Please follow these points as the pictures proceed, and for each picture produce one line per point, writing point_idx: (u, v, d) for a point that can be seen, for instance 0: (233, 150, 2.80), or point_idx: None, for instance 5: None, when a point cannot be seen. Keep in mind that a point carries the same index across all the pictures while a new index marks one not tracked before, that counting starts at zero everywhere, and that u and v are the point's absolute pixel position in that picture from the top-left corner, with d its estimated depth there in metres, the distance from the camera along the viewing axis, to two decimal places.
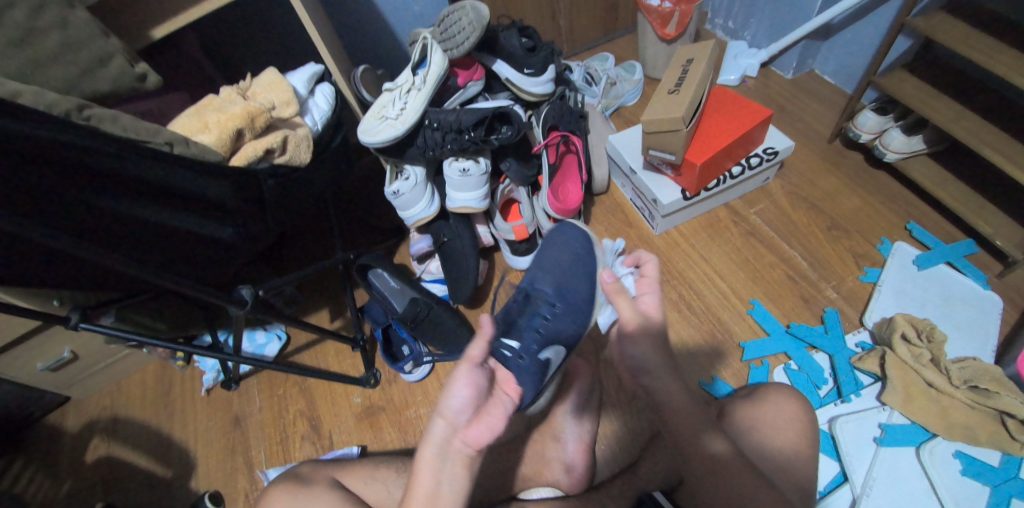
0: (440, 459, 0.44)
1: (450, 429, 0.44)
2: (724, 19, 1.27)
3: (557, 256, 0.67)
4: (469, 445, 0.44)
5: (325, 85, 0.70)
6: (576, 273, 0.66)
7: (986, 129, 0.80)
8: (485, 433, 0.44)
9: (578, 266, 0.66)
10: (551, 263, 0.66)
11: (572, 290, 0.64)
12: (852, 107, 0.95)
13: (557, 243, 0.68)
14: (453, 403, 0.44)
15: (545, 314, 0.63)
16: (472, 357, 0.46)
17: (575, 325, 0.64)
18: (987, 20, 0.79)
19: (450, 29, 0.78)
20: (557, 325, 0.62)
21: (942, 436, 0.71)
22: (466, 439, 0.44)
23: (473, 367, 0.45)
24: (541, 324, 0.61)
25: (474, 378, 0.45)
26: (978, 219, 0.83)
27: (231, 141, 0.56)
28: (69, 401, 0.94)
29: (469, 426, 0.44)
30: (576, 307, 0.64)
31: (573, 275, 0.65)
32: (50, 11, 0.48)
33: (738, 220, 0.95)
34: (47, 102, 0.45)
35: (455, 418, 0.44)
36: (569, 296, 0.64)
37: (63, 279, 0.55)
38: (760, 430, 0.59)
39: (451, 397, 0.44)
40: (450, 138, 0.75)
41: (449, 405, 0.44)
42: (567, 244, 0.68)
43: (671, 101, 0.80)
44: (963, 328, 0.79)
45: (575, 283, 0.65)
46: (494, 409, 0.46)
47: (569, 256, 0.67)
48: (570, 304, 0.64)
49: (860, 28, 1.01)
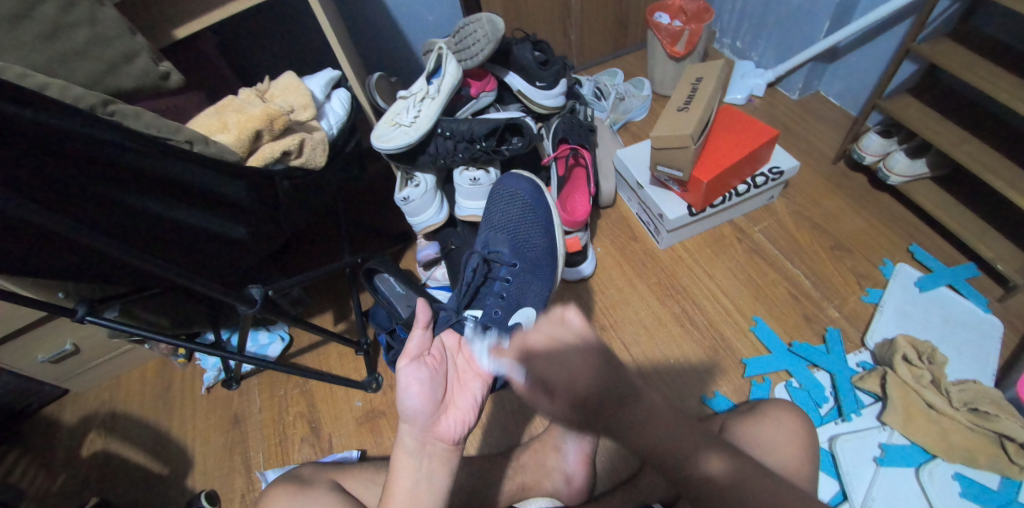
0: (418, 459, 0.46)
1: (418, 431, 0.47)
2: (732, 39, 1.29)
3: (506, 212, 0.74)
4: (441, 439, 0.47)
5: (342, 91, 0.71)
6: (525, 224, 0.73)
7: (988, 154, 0.81)
8: (452, 424, 0.48)
9: (530, 221, 0.73)
10: (503, 220, 0.74)
11: (528, 245, 0.72)
12: (857, 129, 0.97)
13: (505, 197, 0.75)
14: (407, 406, 0.46)
15: (505, 274, 0.69)
16: (409, 352, 0.49)
17: (540, 280, 0.71)
18: (992, 49, 0.81)
19: (465, 40, 0.80)
20: (519, 281, 0.69)
21: (941, 457, 0.71)
22: (436, 436, 0.47)
23: (414, 362, 0.48)
24: (503, 286, 0.68)
25: (418, 373, 0.48)
26: (979, 243, 0.83)
27: (249, 142, 0.58)
28: (67, 394, 0.94)
29: (433, 421, 0.47)
30: (536, 261, 0.72)
31: (524, 228, 0.73)
32: (81, 7, 0.49)
33: (742, 237, 0.96)
34: (74, 95, 0.46)
35: (418, 419, 0.46)
36: (526, 252, 0.72)
37: (73, 272, 0.56)
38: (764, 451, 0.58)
39: (403, 400, 0.46)
40: (461, 147, 0.76)
41: (407, 408, 0.46)
42: (515, 195, 0.75)
43: (680, 118, 0.81)
44: (964, 351, 0.79)
45: (528, 233, 0.73)
46: (459, 403, 0.50)
47: (519, 210, 0.74)
48: (530, 258, 0.72)
49: (866, 52, 1.03)
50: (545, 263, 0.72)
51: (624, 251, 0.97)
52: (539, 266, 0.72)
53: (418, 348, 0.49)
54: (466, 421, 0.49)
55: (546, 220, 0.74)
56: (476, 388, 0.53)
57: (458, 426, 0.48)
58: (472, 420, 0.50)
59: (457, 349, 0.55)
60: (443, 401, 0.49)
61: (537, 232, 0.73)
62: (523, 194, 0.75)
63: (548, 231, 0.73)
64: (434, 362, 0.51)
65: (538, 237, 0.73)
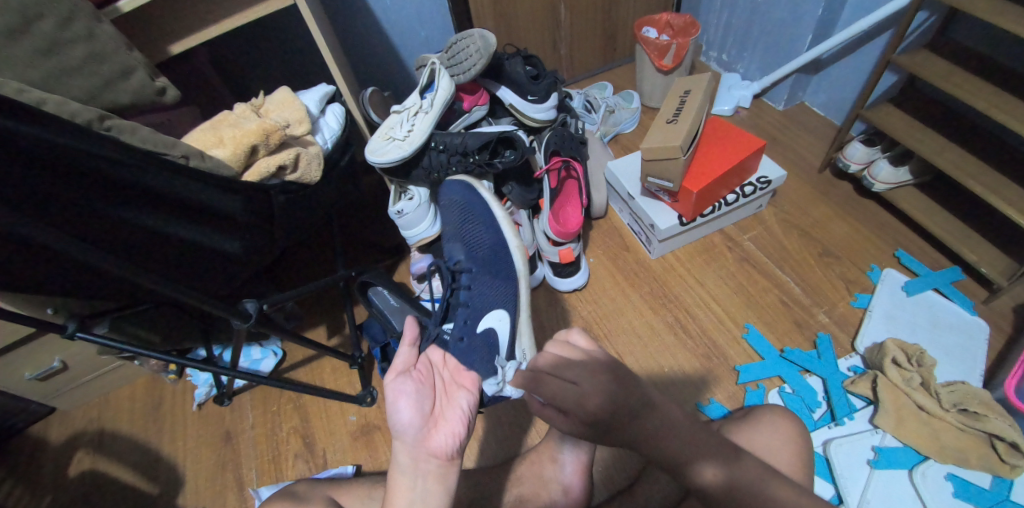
0: (412, 479, 0.44)
1: (410, 447, 0.45)
2: (718, 52, 1.33)
3: (456, 217, 0.72)
4: (432, 451, 0.45)
5: (336, 106, 0.72)
6: (472, 223, 0.70)
7: (968, 161, 0.83)
8: (441, 435, 0.47)
9: (478, 221, 0.70)
10: (457, 226, 0.71)
11: (478, 245, 0.68)
12: (841, 138, 0.99)
13: (452, 204, 0.74)
14: (397, 419, 0.46)
15: (463, 280, 0.65)
16: (397, 367, 0.51)
17: (500, 279, 0.66)
18: (969, 59, 0.83)
19: (457, 56, 0.81)
20: (475, 285, 0.65)
21: (934, 458, 0.71)
22: (428, 451, 0.45)
23: (398, 375, 0.50)
24: (468, 294, 0.63)
25: (405, 385, 0.49)
26: (963, 247, 0.85)
27: (245, 157, 0.58)
28: (55, 413, 0.93)
29: (423, 435, 0.46)
30: (491, 259, 0.67)
31: (472, 228, 0.70)
32: (78, 24, 0.49)
33: (732, 245, 0.98)
34: (71, 111, 0.46)
35: (406, 432, 0.46)
36: (480, 254, 0.67)
37: (65, 288, 0.55)
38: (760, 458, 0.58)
39: (393, 413, 0.47)
40: (455, 160, 0.77)
41: (395, 424, 0.46)
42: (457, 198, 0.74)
43: (669, 130, 0.83)
44: (952, 354, 0.80)
45: (478, 228, 0.69)
46: (447, 415, 0.49)
47: (458, 214, 0.72)
48: (482, 259, 0.67)
49: (848, 64, 1.06)
50: (502, 257, 0.67)
51: (616, 261, 0.98)
52: (493, 265, 0.67)
53: (405, 362, 0.52)
54: (457, 433, 0.47)
55: (489, 217, 0.70)
56: (463, 401, 0.52)
57: (450, 438, 0.47)
58: (463, 430, 0.48)
59: (443, 365, 0.57)
60: (432, 413, 0.49)
61: (482, 231, 0.69)
62: (466, 196, 0.73)
63: (493, 226, 0.69)
64: (421, 375, 0.52)
65: (484, 236, 0.69)
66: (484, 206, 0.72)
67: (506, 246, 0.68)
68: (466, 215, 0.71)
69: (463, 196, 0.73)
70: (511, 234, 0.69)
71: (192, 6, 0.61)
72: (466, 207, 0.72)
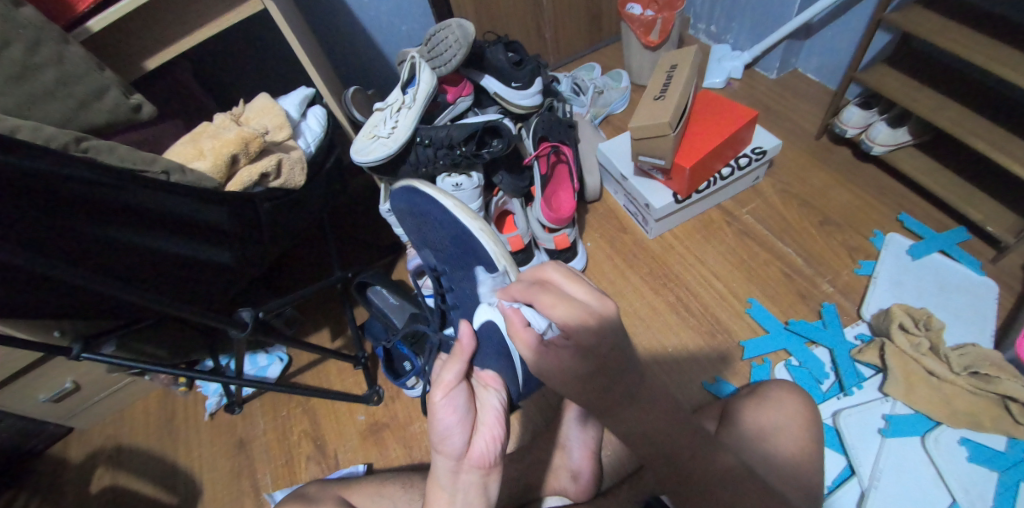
0: (451, 492, 0.44)
1: (452, 461, 0.45)
2: (707, 23, 1.30)
3: (413, 222, 0.74)
4: (476, 464, 0.45)
5: (317, 108, 0.71)
6: (428, 222, 0.71)
7: (968, 117, 0.81)
8: (484, 445, 0.45)
9: (432, 219, 0.71)
10: (417, 228, 0.74)
11: (441, 247, 0.70)
12: (837, 103, 0.97)
13: (406, 211, 0.75)
14: (444, 436, 0.45)
15: (445, 283, 0.70)
16: (446, 382, 0.48)
17: (474, 267, 0.67)
18: (963, 12, 0.81)
19: (437, 47, 0.79)
20: (456, 283, 0.69)
21: (946, 424, 0.71)
22: (471, 461, 0.45)
23: (450, 390, 0.47)
24: (453, 296, 0.69)
25: (453, 401, 0.47)
26: (966, 205, 0.84)
27: (226, 167, 0.58)
28: (71, 432, 0.94)
29: (468, 447, 0.45)
30: (459, 252, 0.68)
31: (428, 226, 0.71)
32: (46, 47, 0.49)
33: (731, 220, 0.96)
34: (46, 136, 0.46)
35: (452, 447, 0.45)
36: (447, 254, 0.70)
37: (64, 311, 0.56)
38: (769, 436, 0.58)
39: (439, 430, 0.45)
40: (442, 154, 0.76)
41: (442, 438, 0.45)
42: (405, 201, 0.74)
43: (659, 107, 0.81)
44: (959, 314, 0.79)
45: (432, 221, 0.70)
46: (485, 419, 0.48)
47: (414, 220, 0.74)
48: (449, 256, 0.69)
49: (840, 26, 1.03)
50: (469, 248, 0.67)
51: (615, 244, 0.97)
52: (461, 258, 0.68)
53: (455, 377, 0.48)
54: (499, 436, 0.46)
55: (439, 212, 0.70)
56: (495, 400, 0.50)
57: (493, 444, 0.46)
58: (504, 433, 0.47)
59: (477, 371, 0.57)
60: (473, 423, 0.47)
61: (437, 228, 0.70)
62: (413, 202, 0.73)
63: (446, 220, 0.69)
64: (466, 386, 0.49)
65: (441, 235, 0.70)
66: (430, 201, 0.71)
67: (469, 234, 0.67)
68: (421, 222, 0.72)
69: (408, 200, 0.74)
70: (467, 218, 0.68)
71: (162, 18, 0.60)
72: (417, 212, 0.72)
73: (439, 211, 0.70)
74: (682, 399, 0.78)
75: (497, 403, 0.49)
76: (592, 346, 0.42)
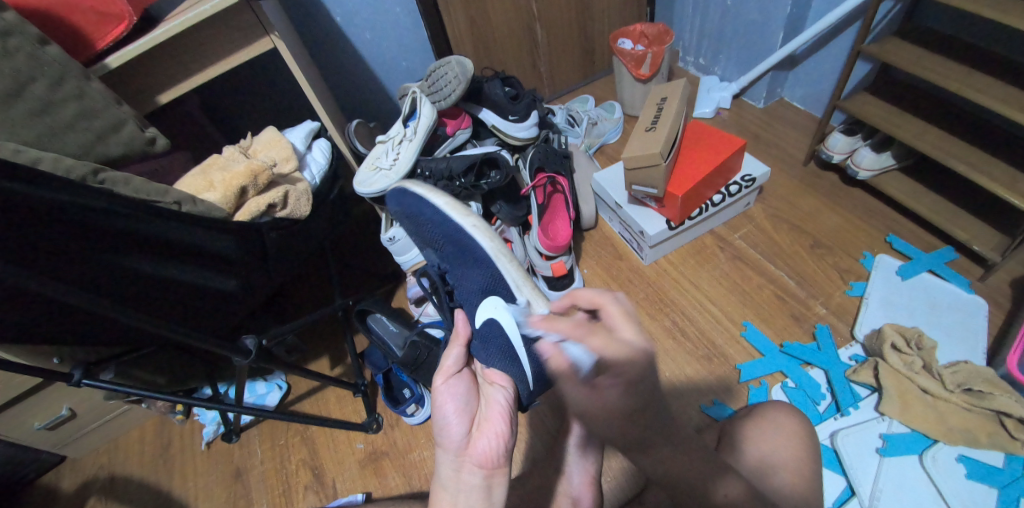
0: (454, 492, 0.46)
1: (453, 455, 0.48)
2: (695, 56, 1.36)
3: (409, 224, 0.69)
4: (477, 463, 0.47)
5: (322, 141, 0.75)
6: (423, 223, 0.65)
7: (948, 140, 0.84)
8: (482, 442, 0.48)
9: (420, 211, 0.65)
10: (414, 228, 0.68)
11: (437, 243, 0.63)
12: (822, 131, 1.01)
13: (402, 213, 0.69)
14: (445, 429, 0.50)
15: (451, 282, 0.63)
16: (447, 370, 0.55)
17: (468, 260, 0.59)
18: (939, 43, 0.85)
19: (437, 83, 0.84)
20: (459, 281, 0.61)
21: (943, 441, 0.71)
22: (471, 458, 0.47)
23: (449, 378, 0.54)
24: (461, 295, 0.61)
25: (452, 390, 0.53)
26: (952, 226, 0.86)
27: (235, 198, 0.60)
28: (65, 461, 0.93)
29: (467, 439, 0.49)
30: (455, 249, 0.61)
31: (422, 224, 0.65)
32: (69, 83, 0.51)
33: (724, 245, 0.99)
34: (66, 167, 0.48)
35: (450, 438, 0.49)
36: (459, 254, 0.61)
37: (71, 337, 0.56)
38: (777, 472, 0.57)
39: (439, 422, 0.51)
40: (442, 186, 0.79)
41: (442, 429, 0.50)
42: (405, 205, 0.68)
43: (649, 137, 0.84)
44: (952, 335, 0.80)
45: (422, 213, 0.65)
46: (487, 417, 0.50)
47: (409, 222, 0.68)
48: (446, 253, 0.63)
49: (821, 58, 1.08)
50: (462, 242, 0.60)
51: (610, 270, 0.99)
52: (455, 253, 0.61)
53: (454, 365, 0.55)
54: (499, 433, 0.48)
55: (429, 208, 0.64)
56: (498, 397, 0.53)
57: (493, 443, 0.48)
58: (506, 429, 0.49)
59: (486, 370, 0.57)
60: (474, 417, 0.51)
61: (430, 224, 0.64)
62: (405, 202, 0.68)
63: (439, 215, 0.63)
64: (466, 378, 0.55)
65: (434, 231, 0.63)
66: (423, 200, 0.65)
67: (461, 228, 0.60)
68: (416, 222, 0.66)
69: (403, 204, 0.69)
70: (460, 212, 0.62)
71: (177, 55, 0.63)
72: (414, 215, 0.67)
73: (433, 211, 0.63)
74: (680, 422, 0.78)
75: (500, 399, 0.52)
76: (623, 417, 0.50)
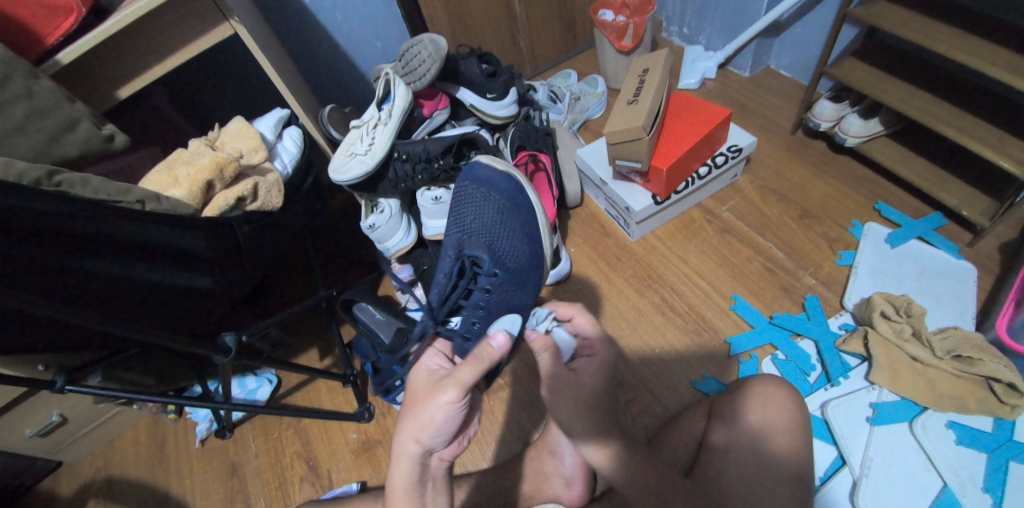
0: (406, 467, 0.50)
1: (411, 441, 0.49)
2: (679, 26, 1.33)
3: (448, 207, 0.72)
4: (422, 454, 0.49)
5: (292, 129, 0.72)
6: (493, 217, 0.66)
7: (936, 105, 0.83)
8: (431, 434, 0.48)
9: (484, 198, 0.67)
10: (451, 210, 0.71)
11: (492, 239, 0.64)
12: (809, 98, 0.99)
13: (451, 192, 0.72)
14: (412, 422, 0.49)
15: (484, 279, 0.62)
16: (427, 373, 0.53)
17: (521, 279, 0.63)
18: (927, 4, 0.83)
19: (411, 63, 0.81)
20: (495, 287, 0.62)
21: (933, 408, 0.72)
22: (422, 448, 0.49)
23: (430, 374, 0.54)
24: (483, 296, 0.62)
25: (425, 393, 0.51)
26: (941, 192, 0.85)
27: (202, 194, 0.58)
28: (60, 466, 0.92)
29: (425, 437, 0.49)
30: (508, 263, 0.63)
31: (489, 215, 0.66)
32: (15, 83, 0.49)
33: (712, 218, 0.98)
34: (17, 172, 0.46)
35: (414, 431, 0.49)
36: (507, 262, 0.63)
37: (47, 346, 0.55)
38: (773, 433, 0.59)
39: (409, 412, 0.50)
40: (420, 168, 0.77)
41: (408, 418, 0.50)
42: (480, 189, 0.68)
43: (631, 111, 0.82)
44: (940, 299, 0.81)
45: (496, 208, 0.66)
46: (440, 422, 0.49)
47: (475, 202, 0.68)
48: (495, 253, 0.64)
49: (807, 23, 1.06)
50: (523, 264, 0.63)
51: (598, 248, 0.98)
52: (510, 265, 0.63)
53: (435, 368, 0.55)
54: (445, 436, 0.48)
55: (503, 207, 0.66)
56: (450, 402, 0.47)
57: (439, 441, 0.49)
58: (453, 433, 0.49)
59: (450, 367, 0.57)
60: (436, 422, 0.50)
61: (498, 223, 0.65)
62: (485, 187, 0.68)
63: (511, 220, 0.65)
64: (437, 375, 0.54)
65: (496, 229, 0.65)
66: (506, 199, 0.66)
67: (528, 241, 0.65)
68: (483, 208, 0.67)
69: (485, 185, 0.68)
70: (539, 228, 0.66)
71: (134, 46, 0.60)
72: (486, 201, 0.67)
73: (508, 219, 0.65)
74: (671, 398, 0.78)
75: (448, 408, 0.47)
76: (592, 401, 0.55)
